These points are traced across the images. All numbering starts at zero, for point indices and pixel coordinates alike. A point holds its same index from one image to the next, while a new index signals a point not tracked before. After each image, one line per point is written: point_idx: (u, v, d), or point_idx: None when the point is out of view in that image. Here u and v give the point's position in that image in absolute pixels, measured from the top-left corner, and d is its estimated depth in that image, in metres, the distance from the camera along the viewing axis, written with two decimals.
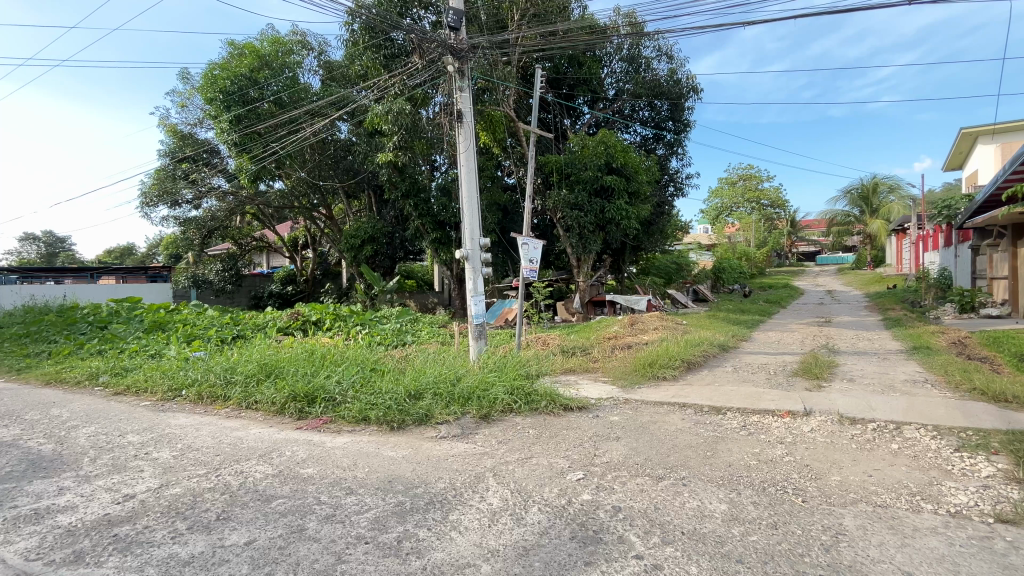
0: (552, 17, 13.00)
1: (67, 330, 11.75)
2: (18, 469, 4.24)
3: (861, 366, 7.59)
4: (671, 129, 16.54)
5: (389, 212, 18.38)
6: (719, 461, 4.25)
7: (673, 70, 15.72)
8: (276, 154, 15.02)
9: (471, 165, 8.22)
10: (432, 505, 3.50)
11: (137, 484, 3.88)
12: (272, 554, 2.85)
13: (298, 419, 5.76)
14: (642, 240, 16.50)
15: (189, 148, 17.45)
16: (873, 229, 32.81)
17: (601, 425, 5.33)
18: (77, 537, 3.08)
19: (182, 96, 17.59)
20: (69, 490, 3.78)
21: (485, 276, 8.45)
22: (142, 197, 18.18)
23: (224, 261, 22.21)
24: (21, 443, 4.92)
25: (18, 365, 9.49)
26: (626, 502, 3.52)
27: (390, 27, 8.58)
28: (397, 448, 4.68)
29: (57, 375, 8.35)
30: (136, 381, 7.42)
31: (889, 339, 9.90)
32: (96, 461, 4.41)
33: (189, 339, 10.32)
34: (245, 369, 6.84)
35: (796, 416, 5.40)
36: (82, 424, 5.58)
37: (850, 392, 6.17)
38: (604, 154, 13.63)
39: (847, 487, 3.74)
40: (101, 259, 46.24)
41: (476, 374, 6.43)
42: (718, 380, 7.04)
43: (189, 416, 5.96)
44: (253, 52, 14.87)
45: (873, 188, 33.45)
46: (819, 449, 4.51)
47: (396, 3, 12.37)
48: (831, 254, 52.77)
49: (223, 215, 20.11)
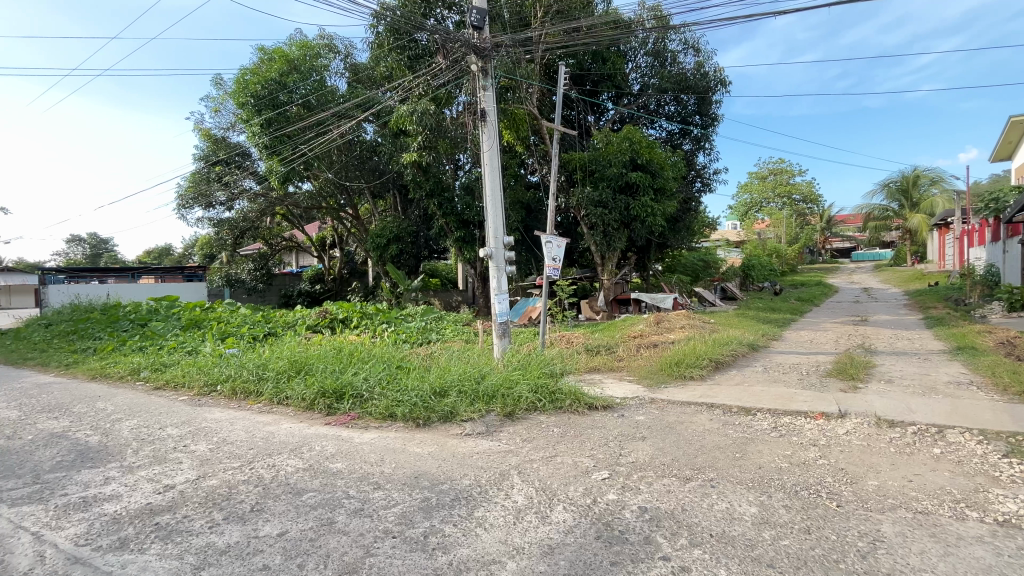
0: (576, 13, 12.83)
1: (111, 327, 12.30)
2: (68, 459, 4.48)
3: (900, 367, 7.31)
4: (698, 124, 16.25)
5: (415, 211, 18.67)
6: (749, 463, 4.15)
7: (700, 63, 15.38)
8: (305, 155, 15.38)
9: (496, 163, 8.24)
10: (457, 501, 3.53)
11: (176, 475, 4.05)
12: (304, 546, 2.93)
13: (327, 414, 5.89)
14: (667, 238, 16.26)
15: (222, 153, 18.13)
16: (912, 225, 31.24)
17: (626, 424, 5.28)
18: (123, 524, 3.23)
19: (216, 101, 18.20)
20: (114, 480, 3.97)
21: (508, 274, 8.46)
22: (178, 199, 18.92)
23: (255, 261, 22.94)
24: (70, 435, 5.18)
25: (66, 361, 9.97)
26: (652, 503, 3.48)
27: (414, 27, 8.65)
28: (422, 445, 4.75)
29: (101, 370, 8.75)
30: (175, 376, 7.73)
31: (931, 339, 9.48)
32: (139, 452, 4.62)
33: (224, 337, 10.72)
34: (276, 365, 7.05)
35: (830, 418, 5.24)
36: (126, 417, 5.85)
37: (888, 394, 5.92)
38: (629, 151, 13.43)
39: (886, 492, 3.60)
40: (141, 260, 48.48)
41: (500, 372, 6.41)
42: (748, 380, 6.88)
43: (224, 410, 6.19)
44: (282, 57, 15.25)
45: (914, 180, 32.12)
46: (855, 452, 4.35)
47: (420, 3, 12.47)
48: (866, 251, 50.56)
49: (255, 215, 20.61)
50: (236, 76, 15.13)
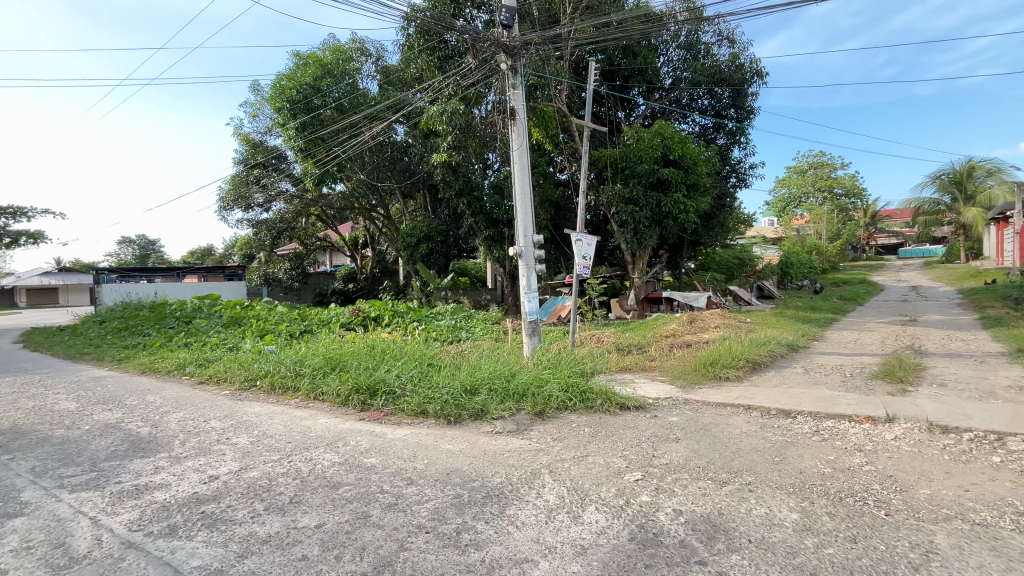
0: (606, 8, 12.68)
1: (159, 324, 12.93)
2: (122, 448, 4.74)
3: (955, 369, 6.91)
4: (733, 117, 15.78)
5: (444, 211, 18.82)
6: (789, 468, 4.00)
7: (735, 55, 14.97)
8: (338, 158, 15.90)
9: (525, 161, 8.20)
10: (489, 499, 3.54)
11: (220, 466, 4.22)
12: (340, 538, 3.00)
13: (361, 410, 6.03)
14: (701, 235, 15.89)
15: (260, 156, 18.81)
16: (968, 219, 29.19)
17: (660, 425, 5.20)
18: (171, 512, 3.39)
19: (254, 107, 18.85)
20: (163, 469, 4.17)
21: (538, 272, 8.42)
22: (220, 202, 19.76)
23: (291, 261, 23.66)
24: (124, 426, 5.48)
25: (119, 356, 10.54)
26: (687, 506, 3.40)
27: (444, 28, 8.70)
28: (454, 442, 4.80)
29: (150, 365, 9.21)
30: (217, 371, 8.05)
31: (988, 340, 8.93)
32: (185, 443, 4.85)
33: (262, 333, 11.13)
34: (312, 361, 7.27)
35: (876, 423, 5.00)
36: (173, 410, 6.14)
37: (941, 398, 5.61)
38: (660, 146, 13.18)
39: (939, 501, 3.41)
40: (187, 261, 51.10)
41: (530, 371, 6.38)
42: (787, 382, 6.65)
43: (263, 405, 6.41)
44: (316, 62, 15.64)
45: (968, 172, 30.33)
46: (905, 459, 4.14)
47: (450, 4, 12.57)
48: (915, 246, 48.02)
49: (291, 216, 21.26)
50: (273, 82, 15.60)
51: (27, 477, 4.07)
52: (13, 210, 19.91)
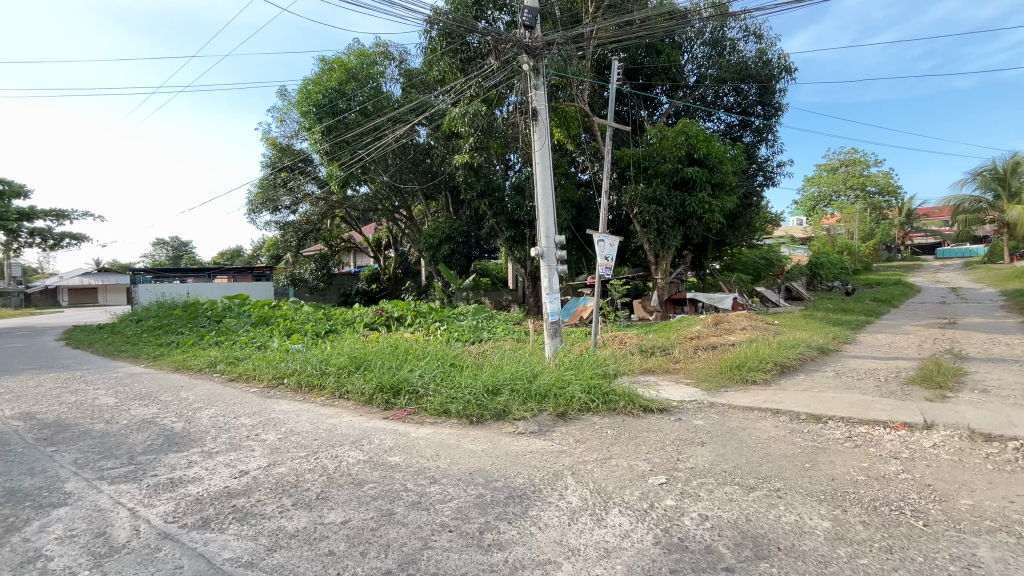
0: (629, 6, 12.55)
1: (191, 323, 13.35)
2: (158, 443, 4.92)
3: (998, 375, 6.60)
4: (760, 115, 15.46)
5: (466, 212, 18.91)
6: (820, 474, 3.88)
7: (763, 50, 14.62)
8: (362, 160, 16.11)
9: (547, 161, 8.18)
10: (512, 499, 3.55)
11: (250, 462, 4.34)
12: (366, 535, 3.05)
13: (385, 409, 6.10)
14: (726, 235, 15.60)
15: (287, 159, 19.25)
16: (1014, 217, 26.76)
17: (684, 428, 5.12)
18: (204, 505, 3.51)
19: (281, 111, 19.30)
20: (197, 463, 4.31)
21: (560, 272, 8.39)
22: (249, 205, 20.38)
23: (317, 262, 24.59)
24: (159, 421, 5.68)
25: (154, 353, 10.93)
26: (714, 511, 3.34)
27: (466, 31, 8.72)
28: (476, 442, 4.82)
29: (183, 362, 9.53)
30: (246, 369, 8.28)
31: None
32: (217, 439, 5.00)
33: (289, 332, 11.40)
34: (338, 360, 7.41)
35: (913, 429, 4.81)
36: (205, 406, 6.34)
37: (984, 405, 5.36)
38: (684, 145, 13.00)
39: (981, 512, 3.26)
40: (218, 262, 52.83)
41: (553, 372, 6.35)
42: (818, 386, 6.46)
43: (291, 403, 6.55)
44: (341, 67, 15.96)
45: (1012, 168, 28.92)
46: (944, 467, 3.97)
47: (472, 7, 12.65)
48: (956, 246, 46.08)
49: (317, 218, 21.70)
50: (299, 87, 15.97)
51: (70, 469, 4.26)
52: (57, 213, 20.87)
